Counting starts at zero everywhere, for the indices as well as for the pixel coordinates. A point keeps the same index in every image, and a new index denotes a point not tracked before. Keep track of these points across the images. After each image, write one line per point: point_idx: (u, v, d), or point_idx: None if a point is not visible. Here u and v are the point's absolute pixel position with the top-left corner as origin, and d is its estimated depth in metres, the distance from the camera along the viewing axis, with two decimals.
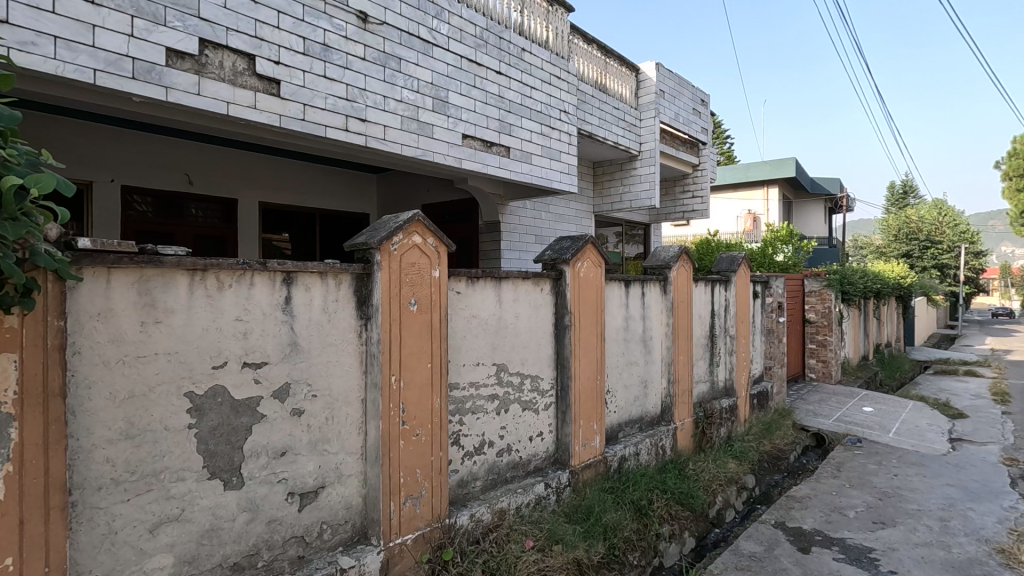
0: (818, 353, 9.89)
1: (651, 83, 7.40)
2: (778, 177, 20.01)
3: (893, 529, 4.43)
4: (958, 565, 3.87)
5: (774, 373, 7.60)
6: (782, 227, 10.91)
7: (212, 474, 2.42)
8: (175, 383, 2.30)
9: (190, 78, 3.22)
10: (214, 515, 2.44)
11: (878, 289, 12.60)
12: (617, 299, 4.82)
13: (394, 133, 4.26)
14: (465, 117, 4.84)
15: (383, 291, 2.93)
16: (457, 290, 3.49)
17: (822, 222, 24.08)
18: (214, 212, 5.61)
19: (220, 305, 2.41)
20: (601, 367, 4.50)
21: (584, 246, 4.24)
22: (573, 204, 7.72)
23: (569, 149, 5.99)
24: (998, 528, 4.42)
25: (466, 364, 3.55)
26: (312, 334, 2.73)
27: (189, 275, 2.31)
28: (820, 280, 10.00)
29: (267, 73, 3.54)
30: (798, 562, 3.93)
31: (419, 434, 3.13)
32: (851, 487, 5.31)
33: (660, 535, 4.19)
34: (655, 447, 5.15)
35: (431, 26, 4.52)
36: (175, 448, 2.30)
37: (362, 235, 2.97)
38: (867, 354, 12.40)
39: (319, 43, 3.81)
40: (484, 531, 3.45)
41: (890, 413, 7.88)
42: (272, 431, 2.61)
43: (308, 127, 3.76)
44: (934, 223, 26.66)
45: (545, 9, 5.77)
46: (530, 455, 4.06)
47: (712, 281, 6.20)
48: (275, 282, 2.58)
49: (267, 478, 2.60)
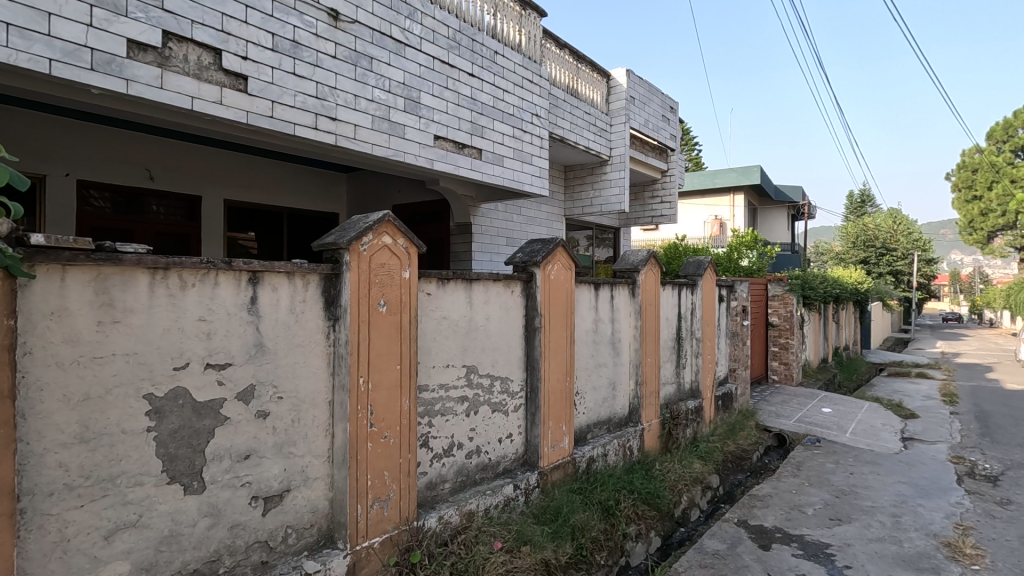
0: (780, 356, 10.19)
1: (621, 89, 7.52)
2: (744, 184, 20.51)
3: (849, 525, 4.60)
4: (907, 559, 4.03)
5: (738, 375, 7.78)
6: (747, 233, 11.03)
7: (172, 478, 2.36)
8: (133, 385, 2.22)
9: (152, 71, 3.13)
10: (173, 521, 2.37)
11: (837, 295, 13.07)
12: (586, 302, 4.87)
13: (364, 132, 4.23)
14: (437, 117, 4.82)
15: (352, 292, 2.89)
16: (427, 291, 3.47)
17: (785, 229, 24.90)
18: (176, 209, 5.44)
19: (183, 304, 2.35)
20: (570, 369, 4.55)
21: (554, 249, 4.29)
22: (545, 207, 7.79)
23: (541, 152, 6.04)
24: (945, 523, 4.63)
25: (435, 367, 3.54)
26: (279, 335, 2.69)
27: (150, 274, 2.25)
28: (782, 285, 10.32)
29: (234, 68, 3.46)
30: (759, 559, 4.03)
31: (387, 437, 3.10)
32: (810, 486, 5.49)
33: (626, 535, 4.25)
34: (623, 447, 5.23)
35: (403, 26, 4.50)
36: (133, 451, 2.23)
37: (332, 235, 2.93)
38: (826, 356, 12.79)
39: (288, 39, 3.75)
40: (452, 533, 3.45)
41: (847, 414, 8.17)
42: (236, 433, 2.55)
43: (275, 125, 3.69)
44: (890, 231, 27.61)
45: (517, 13, 5.81)
46: (499, 457, 4.07)
47: (679, 284, 6.33)
48: (241, 282, 2.53)
49: (230, 482, 2.54)
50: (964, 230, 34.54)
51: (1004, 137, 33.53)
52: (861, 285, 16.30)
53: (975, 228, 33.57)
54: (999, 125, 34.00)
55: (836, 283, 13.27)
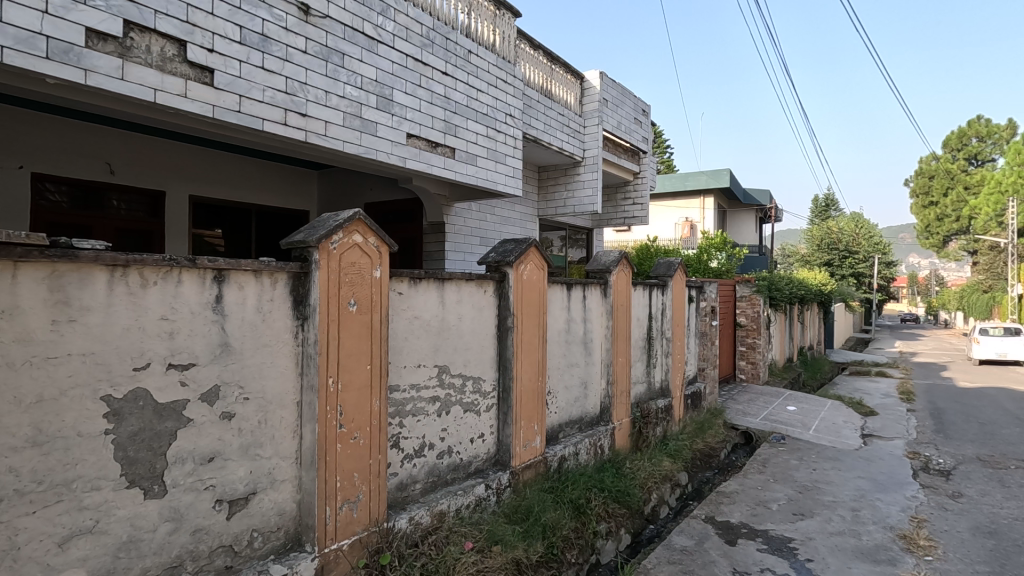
0: (747, 356, 10.42)
1: (595, 91, 7.59)
2: (714, 186, 20.90)
3: (811, 519, 4.74)
4: (866, 551, 4.17)
5: (707, 374, 7.93)
6: (716, 235, 11.18)
7: (131, 482, 2.28)
8: (90, 386, 2.15)
9: (112, 61, 3.03)
10: (133, 526, 2.29)
11: (802, 296, 13.43)
12: (559, 302, 4.90)
13: (335, 129, 4.17)
14: (409, 116, 4.79)
15: (322, 292, 2.85)
16: (399, 291, 3.44)
17: (753, 230, 25.45)
18: (138, 205, 5.26)
19: (144, 302, 2.28)
20: (543, 368, 4.57)
21: (527, 249, 4.30)
22: (518, 207, 7.80)
23: (514, 152, 6.06)
24: (901, 516, 4.81)
25: (406, 366, 3.51)
26: (245, 335, 2.63)
27: (108, 272, 2.18)
28: (750, 287, 10.56)
29: (200, 61, 3.37)
30: (725, 554, 4.12)
31: (357, 437, 3.06)
32: (775, 482, 5.63)
33: (597, 533, 4.29)
34: (594, 446, 5.28)
35: (375, 23, 4.45)
36: (89, 455, 2.16)
37: (301, 233, 2.88)
38: (791, 355, 13.14)
39: (257, 33, 3.67)
40: (423, 534, 3.43)
41: (810, 411, 8.43)
42: (200, 435, 2.49)
43: (242, 119, 3.60)
44: (852, 234, 28.26)
45: (491, 13, 5.80)
46: (471, 457, 4.06)
47: (650, 285, 6.43)
48: (205, 281, 2.47)
49: (193, 486, 2.48)
50: (920, 234, 35.93)
51: (959, 146, 35.03)
52: (824, 286, 16.81)
53: (932, 232, 34.99)
54: (953, 134, 35.50)
55: (801, 284, 13.64)
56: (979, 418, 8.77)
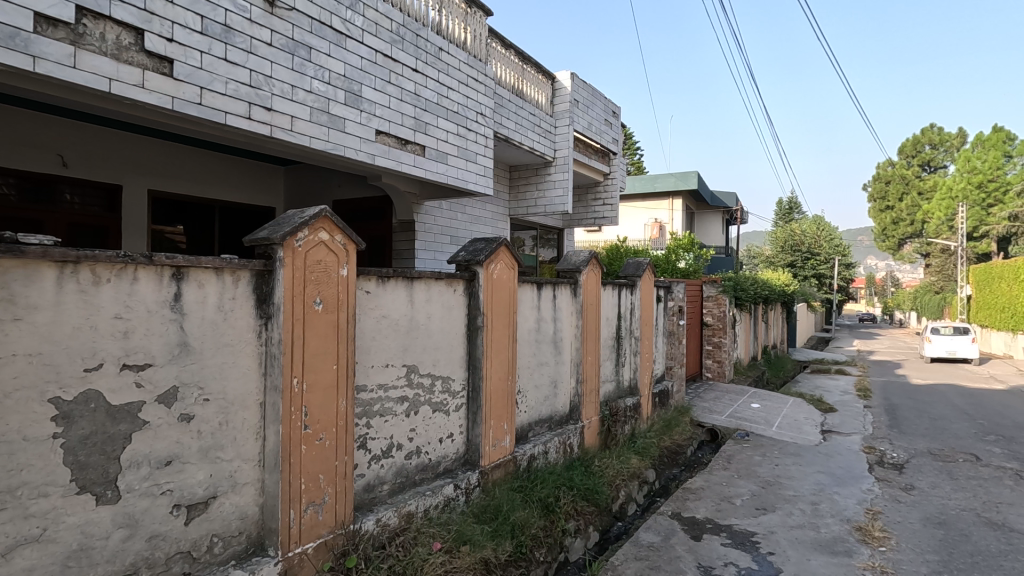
0: (713, 354, 10.64)
1: (565, 92, 7.64)
2: (682, 189, 21.30)
3: (773, 514, 4.87)
4: (824, 543, 4.31)
5: (674, 372, 8.05)
6: (684, 236, 11.39)
7: (82, 488, 2.19)
8: (37, 388, 2.05)
9: (64, 48, 2.90)
10: (83, 534, 2.20)
11: (766, 296, 13.77)
12: (530, 302, 4.91)
13: (302, 124, 4.09)
14: (378, 112, 4.73)
15: (286, 290, 2.79)
16: (367, 290, 3.39)
17: (720, 232, 26.01)
18: (93, 199, 5.05)
19: (97, 300, 2.19)
20: (512, 368, 4.57)
21: (496, 247, 4.29)
22: (489, 206, 7.79)
23: (485, 151, 6.04)
24: (857, 508, 4.98)
25: (374, 366, 3.46)
26: (205, 335, 2.55)
27: (57, 268, 2.09)
28: (716, 287, 10.79)
29: (158, 50, 3.25)
30: (691, 550, 4.20)
31: (323, 438, 3.01)
32: (739, 478, 5.77)
33: (566, 531, 4.31)
34: (563, 445, 5.31)
35: (344, 17, 4.38)
36: (36, 460, 2.06)
37: (265, 229, 2.81)
38: (755, 354, 13.46)
39: (220, 23, 3.55)
40: (390, 535, 3.39)
41: (773, 408, 8.66)
42: (156, 438, 2.40)
43: (204, 113, 3.50)
44: (814, 237, 29.22)
45: (462, 11, 5.77)
46: (440, 457, 4.03)
47: (620, 284, 6.50)
48: (163, 278, 2.39)
49: (149, 491, 2.39)
50: (878, 237, 37.32)
51: (913, 152, 36.54)
52: (787, 287, 17.30)
53: (888, 235, 36.39)
54: (908, 141, 37.01)
55: (764, 284, 14.00)
56: (930, 414, 9.15)
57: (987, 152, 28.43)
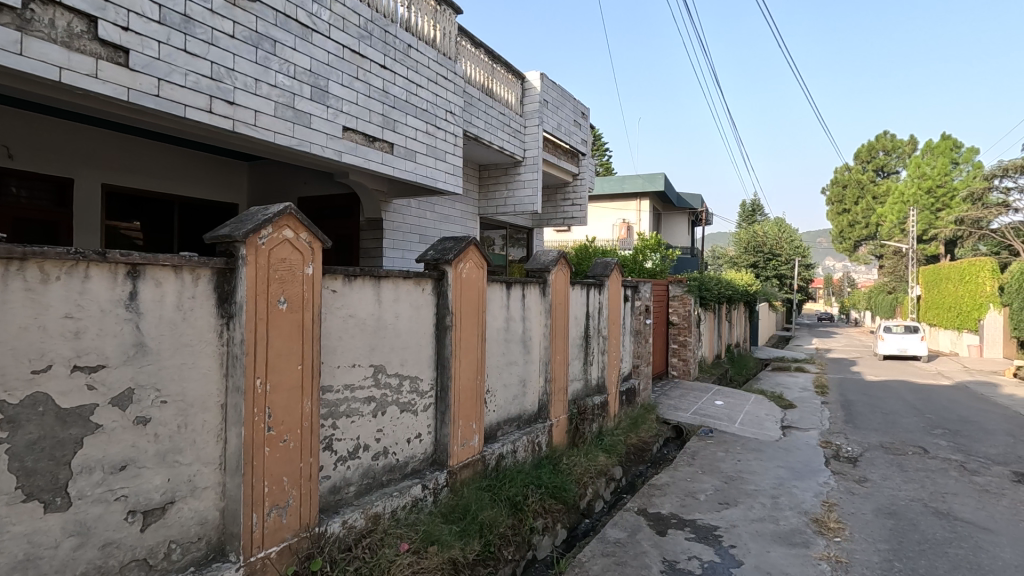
0: (678, 353, 10.84)
1: (535, 92, 7.67)
2: (650, 190, 21.65)
3: (735, 508, 5.00)
4: (783, 535, 4.45)
5: (640, 371, 8.18)
6: (650, 236, 11.56)
7: (29, 496, 2.09)
8: None
9: (9, 34, 2.76)
10: (30, 543, 2.10)
11: (729, 296, 14.08)
12: (499, 301, 4.91)
13: (266, 119, 4.00)
14: (346, 108, 4.65)
15: (249, 288, 2.72)
16: (333, 289, 3.33)
17: (686, 233, 26.51)
18: (42, 193, 4.82)
19: (45, 299, 2.10)
20: (481, 367, 4.57)
21: (465, 247, 4.28)
22: (459, 205, 7.75)
23: (454, 150, 6.01)
24: (814, 501, 5.16)
25: (340, 366, 3.41)
26: (162, 335, 2.47)
27: (1, 266, 1.99)
28: (682, 287, 10.99)
29: (113, 40, 3.13)
30: (656, 545, 4.28)
31: (287, 440, 2.95)
32: (703, 473, 5.91)
33: (534, 529, 4.33)
34: (531, 443, 5.33)
35: (310, 10, 4.29)
36: None
37: (226, 226, 2.74)
38: (719, 354, 13.75)
39: (179, 13, 3.44)
40: (357, 537, 3.35)
41: (736, 405, 8.88)
42: (110, 442, 2.31)
43: (162, 105, 3.38)
44: (776, 238, 30.05)
45: (431, 8, 5.73)
46: (408, 457, 4.00)
47: (588, 284, 6.57)
48: (117, 276, 2.30)
49: (102, 497, 2.30)
50: (836, 239, 38.65)
51: (869, 158, 38.03)
52: (750, 287, 17.73)
53: (846, 237, 37.66)
54: (864, 148, 38.54)
55: (728, 284, 14.32)
56: (883, 409, 9.53)
57: (936, 160, 30.01)
